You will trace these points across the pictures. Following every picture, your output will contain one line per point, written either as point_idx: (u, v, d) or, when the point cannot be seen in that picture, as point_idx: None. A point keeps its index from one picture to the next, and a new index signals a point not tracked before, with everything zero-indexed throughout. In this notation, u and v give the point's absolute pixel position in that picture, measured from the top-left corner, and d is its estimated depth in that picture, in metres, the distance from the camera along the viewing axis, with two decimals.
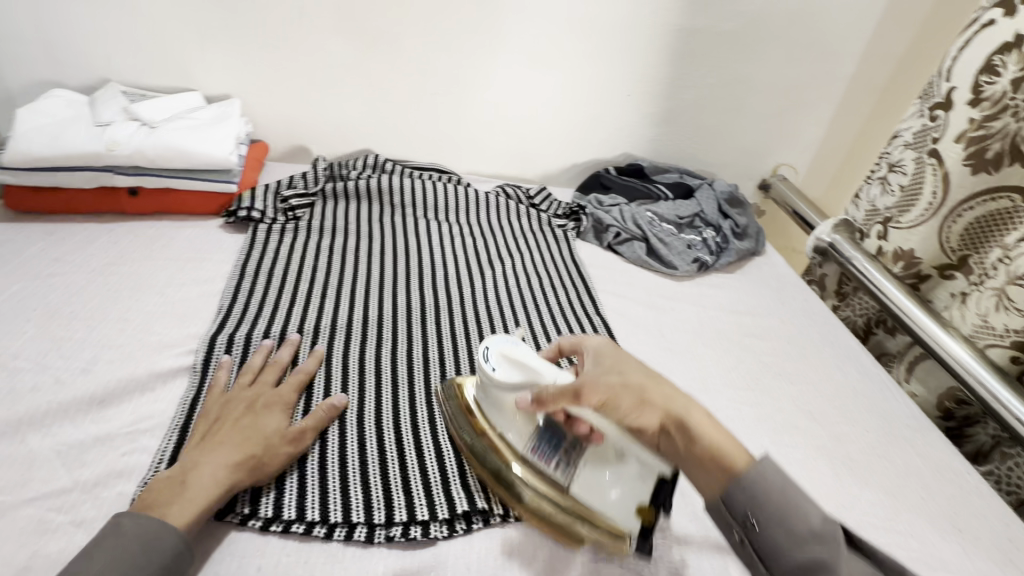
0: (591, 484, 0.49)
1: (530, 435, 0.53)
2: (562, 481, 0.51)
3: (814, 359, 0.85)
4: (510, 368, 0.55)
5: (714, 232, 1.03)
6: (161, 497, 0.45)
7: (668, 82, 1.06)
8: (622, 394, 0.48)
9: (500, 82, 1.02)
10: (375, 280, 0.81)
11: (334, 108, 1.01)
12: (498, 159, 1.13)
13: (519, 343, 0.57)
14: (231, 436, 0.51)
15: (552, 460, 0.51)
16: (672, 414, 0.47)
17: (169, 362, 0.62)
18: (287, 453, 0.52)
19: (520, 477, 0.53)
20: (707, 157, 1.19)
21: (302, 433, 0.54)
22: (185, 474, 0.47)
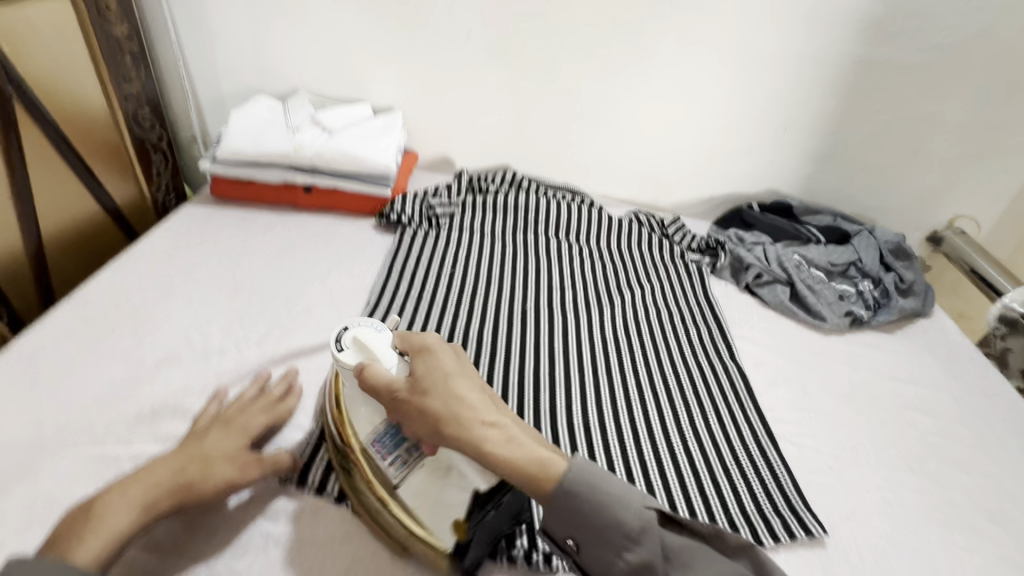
0: (422, 496, 0.45)
1: (374, 426, 0.48)
2: (392, 478, 0.46)
3: (998, 451, 0.72)
4: (358, 354, 0.48)
5: (872, 286, 0.92)
6: (71, 530, 0.42)
7: (833, 117, 0.98)
8: (480, 406, 0.44)
9: (647, 108, 1.00)
10: (506, 294, 0.84)
11: (482, 124, 1.06)
12: (633, 184, 1.11)
13: (381, 329, 0.50)
14: (167, 462, 0.48)
15: (388, 455, 0.46)
16: (488, 423, 0.43)
17: (325, 347, 0.68)
18: (223, 482, 0.48)
19: (362, 472, 0.48)
20: (868, 201, 1.07)
21: (254, 460, 0.50)
22: (99, 501, 0.44)
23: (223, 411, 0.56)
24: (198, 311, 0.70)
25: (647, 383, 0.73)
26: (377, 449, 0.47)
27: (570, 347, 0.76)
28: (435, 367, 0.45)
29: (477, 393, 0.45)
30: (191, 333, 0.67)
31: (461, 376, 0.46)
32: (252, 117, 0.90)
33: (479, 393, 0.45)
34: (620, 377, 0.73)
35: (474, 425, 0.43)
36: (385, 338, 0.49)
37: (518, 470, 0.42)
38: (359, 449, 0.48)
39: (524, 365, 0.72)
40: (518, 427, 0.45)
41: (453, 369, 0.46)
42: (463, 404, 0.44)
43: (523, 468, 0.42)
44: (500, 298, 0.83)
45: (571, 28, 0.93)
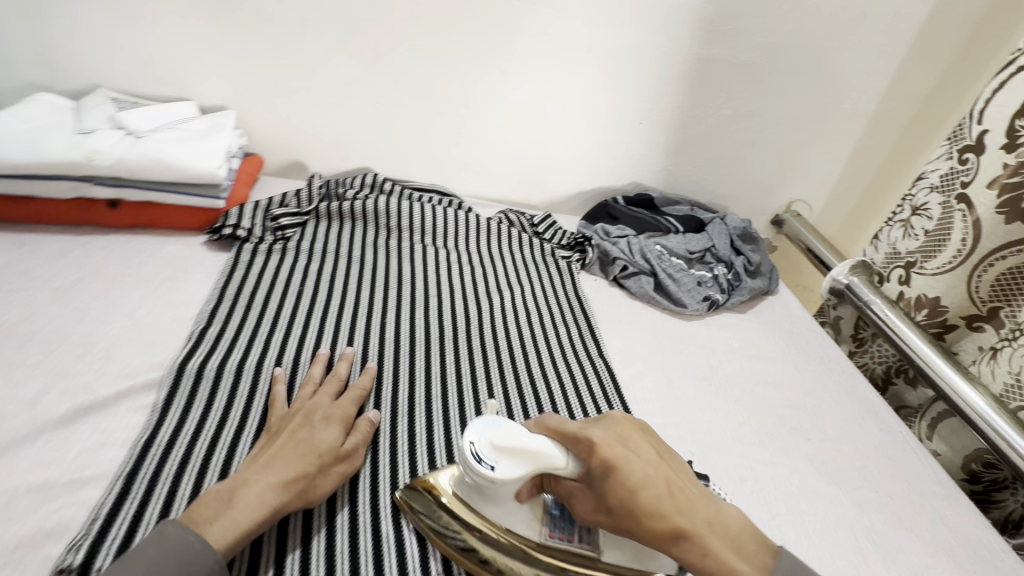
0: (624, 551, 0.49)
1: (543, 520, 0.50)
2: (590, 552, 0.49)
3: (834, 415, 0.79)
4: (510, 461, 0.45)
5: (725, 270, 0.98)
6: (205, 513, 0.44)
7: (681, 112, 1.02)
8: (653, 486, 0.43)
9: (508, 105, 0.98)
10: (365, 308, 0.76)
11: (334, 124, 0.97)
12: (505, 183, 1.08)
13: (502, 420, 0.47)
14: (286, 452, 0.50)
15: (575, 536, 0.50)
16: (694, 527, 0.42)
17: (125, 396, 0.56)
18: (339, 472, 0.52)
19: (551, 569, 0.49)
20: (720, 191, 1.15)
21: (353, 451, 0.54)
22: (235, 491, 0.46)
23: (299, 400, 0.58)
24: None
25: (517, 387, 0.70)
26: (558, 536, 0.49)
27: (434, 358, 0.71)
28: (618, 471, 0.43)
29: (666, 488, 0.43)
30: None
31: (646, 474, 0.43)
32: (28, 119, 0.73)
33: (666, 487, 0.43)
34: (488, 384, 0.69)
35: (672, 525, 0.42)
36: (512, 430, 0.46)
37: (715, 564, 0.41)
38: (537, 552, 0.49)
39: (381, 385, 0.65)
40: (706, 507, 0.44)
41: (637, 472, 0.43)
42: (654, 503, 0.42)
43: (713, 565, 0.41)
44: (357, 312, 0.75)
45: (417, 20, 0.87)
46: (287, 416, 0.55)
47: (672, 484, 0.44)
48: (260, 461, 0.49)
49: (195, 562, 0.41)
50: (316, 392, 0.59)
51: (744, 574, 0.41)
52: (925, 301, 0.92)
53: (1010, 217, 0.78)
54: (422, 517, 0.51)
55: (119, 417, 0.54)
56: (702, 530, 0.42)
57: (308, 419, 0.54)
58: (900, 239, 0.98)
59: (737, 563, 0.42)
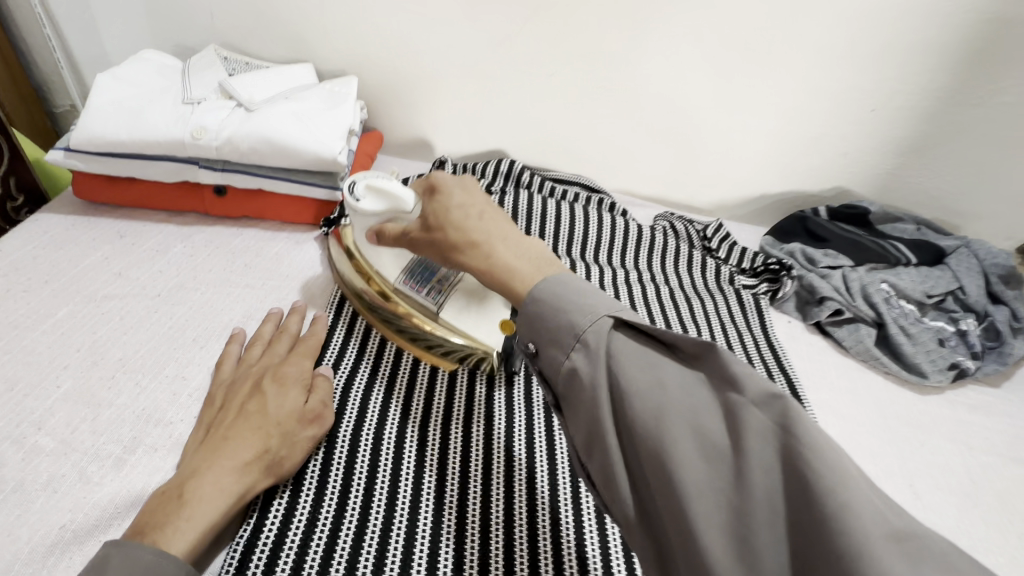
0: (463, 309, 0.52)
1: (405, 268, 0.54)
2: (432, 307, 0.53)
3: None
4: (374, 198, 0.51)
5: (977, 323, 0.71)
6: (157, 520, 0.37)
7: (938, 97, 0.73)
8: (473, 211, 0.43)
9: (692, 78, 0.74)
10: None
11: (469, 95, 0.79)
12: (665, 178, 0.86)
13: (390, 177, 0.54)
14: (236, 428, 0.42)
15: (423, 289, 0.53)
16: (484, 240, 0.41)
17: None
18: (309, 437, 0.44)
19: (393, 311, 0.54)
20: (959, 206, 0.85)
21: (323, 411, 0.46)
22: (182, 487, 0.38)
23: (247, 358, 0.49)
24: (23, 406, 0.44)
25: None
26: (409, 284, 0.54)
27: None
28: (439, 195, 0.44)
29: (477, 210, 0.43)
30: (3, 451, 0.41)
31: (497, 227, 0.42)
32: (133, 84, 0.62)
33: (477, 212, 0.43)
34: None
35: (468, 237, 0.41)
36: (390, 180, 0.52)
37: (501, 274, 0.39)
38: (393, 293, 0.54)
39: (534, 497, 0.46)
40: (514, 239, 0.42)
41: (455, 199, 0.44)
42: (461, 222, 0.43)
43: (497, 274, 0.39)
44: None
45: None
46: (232, 389, 0.46)
47: (486, 214, 0.42)
48: (203, 448, 0.42)
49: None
50: (263, 355, 0.49)
51: (519, 279, 0.38)
52: None
53: None
54: (337, 275, 0.59)
55: None
56: (499, 263, 0.40)
57: (278, 396, 0.45)
58: None
59: (516, 270, 0.39)
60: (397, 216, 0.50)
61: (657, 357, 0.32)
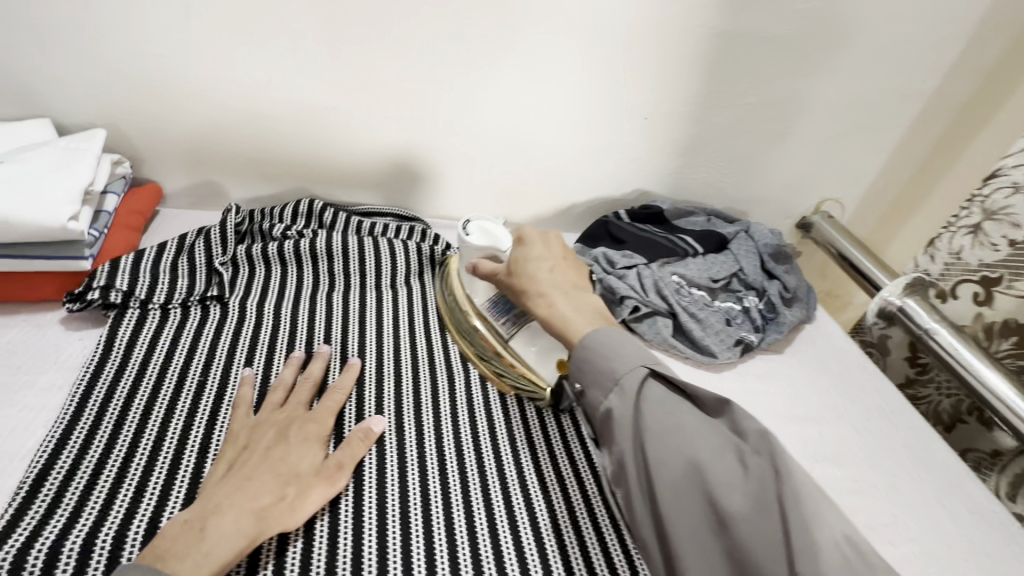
0: (534, 341, 0.60)
1: (490, 296, 0.63)
2: (505, 335, 0.60)
3: (912, 498, 0.62)
4: (480, 236, 0.65)
5: (757, 299, 0.80)
6: (173, 546, 0.40)
7: (697, 102, 0.82)
8: (545, 272, 0.56)
9: (476, 103, 0.76)
10: None
11: (257, 138, 0.76)
12: (479, 199, 0.88)
13: (497, 222, 0.67)
14: (260, 471, 0.46)
15: (501, 319, 0.60)
16: (547, 293, 0.54)
17: None
18: (322, 490, 0.47)
19: (474, 329, 0.62)
20: (740, 194, 0.95)
21: (339, 467, 0.49)
22: (204, 521, 0.42)
23: (272, 402, 0.54)
24: None
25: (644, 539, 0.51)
26: (489, 310, 0.61)
27: (528, 539, 0.48)
28: (523, 244, 0.60)
29: (559, 290, 0.54)
30: None
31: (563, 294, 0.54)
32: None
33: (550, 269, 0.56)
34: (483, 471, 0.53)
35: (534, 286, 0.55)
36: (499, 229, 0.65)
37: (555, 319, 0.52)
38: (478, 320, 0.62)
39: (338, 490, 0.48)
40: (570, 297, 0.54)
41: (535, 250, 0.58)
42: (531, 273, 0.56)
43: (553, 320, 0.52)
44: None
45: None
46: (256, 428, 0.51)
47: (557, 270, 0.56)
48: (221, 488, 0.45)
49: None
50: (286, 402, 0.54)
51: (574, 329, 0.50)
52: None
53: None
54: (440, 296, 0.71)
55: None
56: (558, 313, 0.52)
57: (280, 435, 0.50)
58: (969, 249, 0.78)
59: (571, 323, 0.51)
60: (493, 255, 0.64)
61: (682, 406, 0.44)
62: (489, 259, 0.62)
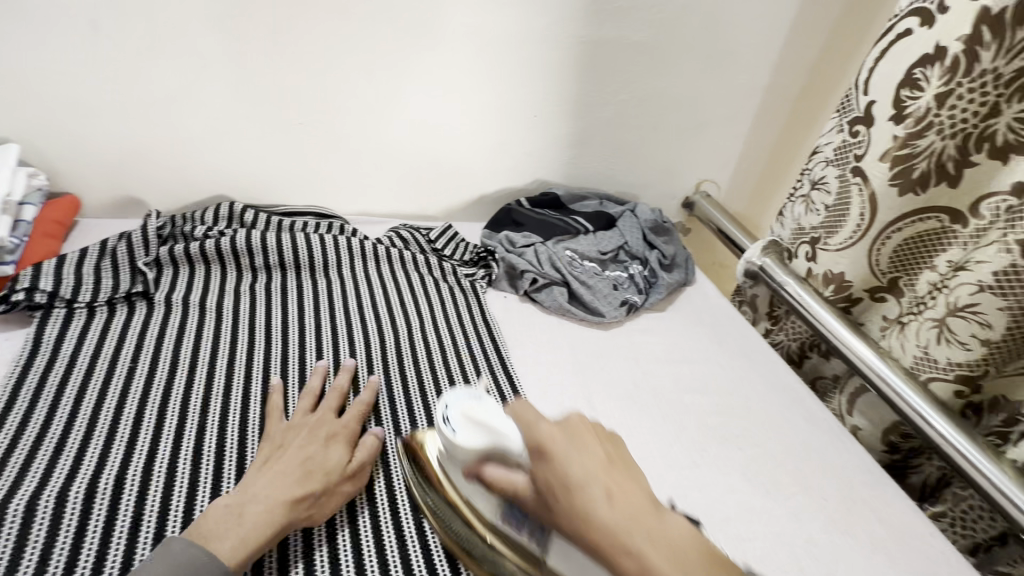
0: (559, 550, 0.45)
1: (496, 506, 0.50)
2: (537, 552, 0.47)
3: (760, 415, 0.76)
4: (472, 429, 0.49)
5: (640, 266, 0.93)
6: (215, 529, 0.46)
7: (576, 100, 0.94)
8: (573, 460, 0.40)
9: (377, 107, 0.86)
10: (236, 369, 0.65)
11: (175, 145, 0.83)
12: (393, 195, 0.97)
13: (478, 399, 0.52)
14: (295, 468, 0.52)
15: (523, 531, 0.47)
16: (582, 491, 0.39)
17: None
18: (348, 491, 0.54)
19: (480, 533, 0.51)
20: (628, 180, 1.09)
21: (360, 468, 0.56)
22: (242, 510, 0.48)
23: (300, 411, 0.60)
24: None
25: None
26: (510, 526, 0.48)
27: None
28: (546, 450, 0.41)
29: (602, 493, 0.39)
30: None
31: (583, 467, 0.40)
32: None
33: (604, 490, 0.39)
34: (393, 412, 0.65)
35: (568, 488, 0.39)
36: (484, 408, 0.50)
37: (603, 538, 0.37)
38: (486, 528, 0.51)
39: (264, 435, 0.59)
40: (619, 492, 0.39)
41: (570, 467, 0.40)
42: (572, 484, 0.39)
43: (607, 541, 0.37)
44: (208, 400, 0.61)
45: (236, 18, 0.74)
46: (289, 433, 0.57)
47: (610, 458, 0.42)
48: (262, 477, 0.51)
49: (204, 573, 0.43)
50: (317, 410, 0.60)
51: (633, 546, 0.36)
52: (844, 283, 0.88)
53: (902, 189, 0.76)
54: (411, 489, 0.57)
55: None
56: (604, 517, 0.38)
57: (313, 435, 0.56)
58: (803, 216, 0.95)
59: (630, 537, 0.36)
60: (495, 452, 0.48)
61: None
62: (496, 466, 0.46)
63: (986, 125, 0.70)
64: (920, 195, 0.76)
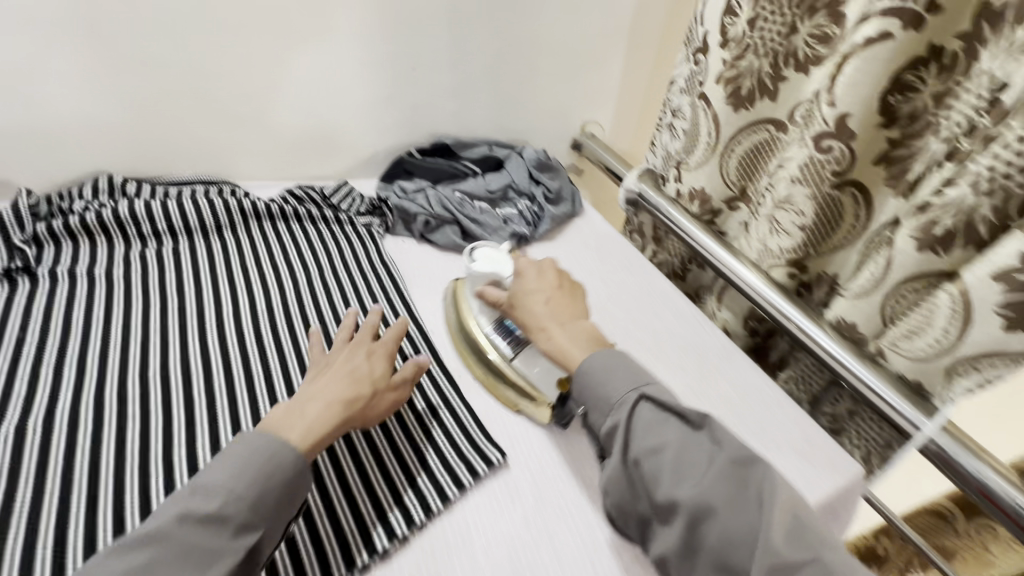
0: (529, 364, 0.70)
1: (495, 321, 0.74)
2: (507, 356, 0.72)
3: (636, 315, 0.88)
4: (485, 264, 0.76)
5: (529, 202, 1.01)
6: (281, 423, 0.54)
7: (452, 50, 0.99)
8: (536, 302, 0.67)
9: (253, 68, 0.87)
10: (131, 327, 0.69)
11: (34, 122, 0.80)
12: (283, 157, 0.99)
13: (500, 249, 0.78)
14: (342, 377, 0.60)
15: (506, 340, 0.72)
16: (545, 329, 0.65)
17: None
18: (391, 399, 0.63)
19: (484, 351, 0.73)
20: (515, 126, 1.16)
21: (401, 383, 0.65)
22: (297, 409, 0.56)
23: (343, 338, 0.67)
24: None
25: (431, 379, 0.72)
26: (496, 335, 0.73)
27: None
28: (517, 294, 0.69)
29: (544, 304, 0.67)
30: None
31: (542, 312, 0.66)
32: None
33: (551, 315, 0.66)
34: (292, 339, 0.72)
35: (535, 325, 0.66)
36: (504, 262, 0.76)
37: (555, 353, 0.63)
38: (483, 339, 0.74)
39: (166, 375, 0.65)
40: (568, 330, 0.64)
41: (534, 301, 0.67)
42: (528, 318, 0.67)
43: (554, 354, 0.63)
44: (107, 358, 0.65)
45: None
46: (334, 355, 0.64)
47: (552, 304, 0.67)
48: (316, 386, 0.60)
49: (282, 458, 0.51)
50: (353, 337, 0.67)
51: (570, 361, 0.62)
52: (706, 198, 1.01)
53: (736, 106, 0.89)
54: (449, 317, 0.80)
55: None
56: (559, 345, 0.63)
57: (355, 353, 0.64)
58: (670, 142, 1.06)
59: (565, 349, 0.62)
60: (496, 280, 0.74)
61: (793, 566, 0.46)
62: (493, 287, 0.73)
63: (788, 42, 0.80)
64: (750, 109, 0.88)
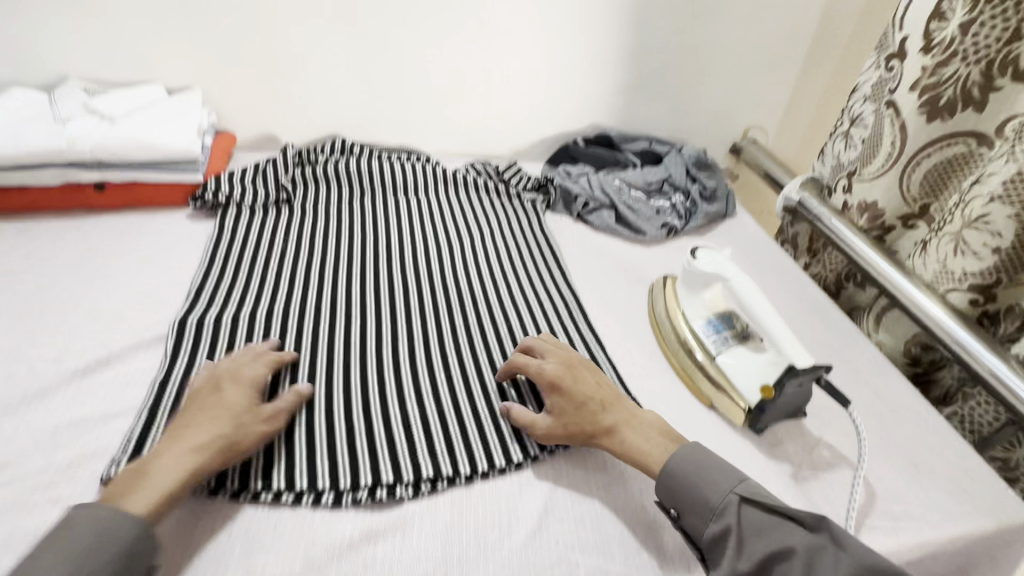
0: (734, 366, 0.68)
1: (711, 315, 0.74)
2: (712, 352, 0.71)
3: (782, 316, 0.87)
4: (706, 262, 0.74)
5: (683, 197, 1.05)
6: (122, 488, 0.47)
7: (628, 49, 1.07)
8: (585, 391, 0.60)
9: (458, 57, 1.04)
10: (352, 254, 0.85)
11: (298, 92, 1.04)
12: (467, 136, 1.15)
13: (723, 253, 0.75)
14: (196, 420, 0.53)
15: (712, 336, 0.72)
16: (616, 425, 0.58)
17: (143, 335, 0.67)
18: (264, 432, 0.54)
19: (684, 343, 0.74)
20: (676, 125, 1.20)
21: (274, 411, 0.56)
22: (144, 466, 0.49)
23: (215, 368, 0.59)
24: None
25: (581, 326, 0.77)
26: (704, 331, 0.73)
27: (497, 308, 0.79)
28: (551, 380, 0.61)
29: (597, 398, 0.60)
30: None
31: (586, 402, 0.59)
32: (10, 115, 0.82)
33: (601, 406, 0.59)
34: (470, 282, 0.83)
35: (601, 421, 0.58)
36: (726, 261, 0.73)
37: (632, 453, 0.57)
38: (689, 332, 0.74)
39: (377, 292, 0.78)
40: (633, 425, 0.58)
41: (570, 388, 0.61)
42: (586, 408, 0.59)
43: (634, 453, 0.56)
44: (336, 273, 0.80)
45: None
46: (193, 394, 0.56)
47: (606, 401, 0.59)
48: (176, 431, 0.52)
49: (120, 528, 0.44)
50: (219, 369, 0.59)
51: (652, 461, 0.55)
52: (875, 210, 0.94)
53: (931, 115, 0.83)
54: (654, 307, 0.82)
55: (142, 351, 0.66)
56: (631, 444, 0.57)
57: (204, 394, 0.55)
58: (843, 151, 1.02)
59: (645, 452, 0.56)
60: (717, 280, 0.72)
61: None
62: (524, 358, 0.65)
63: (1008, 49, 0.75)
64: (948, 120, 0.83)
